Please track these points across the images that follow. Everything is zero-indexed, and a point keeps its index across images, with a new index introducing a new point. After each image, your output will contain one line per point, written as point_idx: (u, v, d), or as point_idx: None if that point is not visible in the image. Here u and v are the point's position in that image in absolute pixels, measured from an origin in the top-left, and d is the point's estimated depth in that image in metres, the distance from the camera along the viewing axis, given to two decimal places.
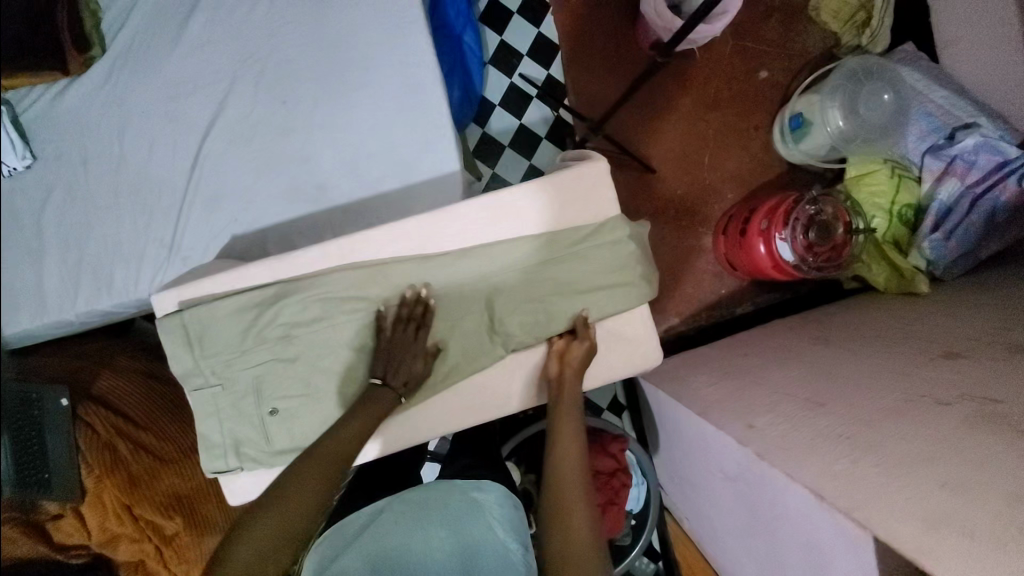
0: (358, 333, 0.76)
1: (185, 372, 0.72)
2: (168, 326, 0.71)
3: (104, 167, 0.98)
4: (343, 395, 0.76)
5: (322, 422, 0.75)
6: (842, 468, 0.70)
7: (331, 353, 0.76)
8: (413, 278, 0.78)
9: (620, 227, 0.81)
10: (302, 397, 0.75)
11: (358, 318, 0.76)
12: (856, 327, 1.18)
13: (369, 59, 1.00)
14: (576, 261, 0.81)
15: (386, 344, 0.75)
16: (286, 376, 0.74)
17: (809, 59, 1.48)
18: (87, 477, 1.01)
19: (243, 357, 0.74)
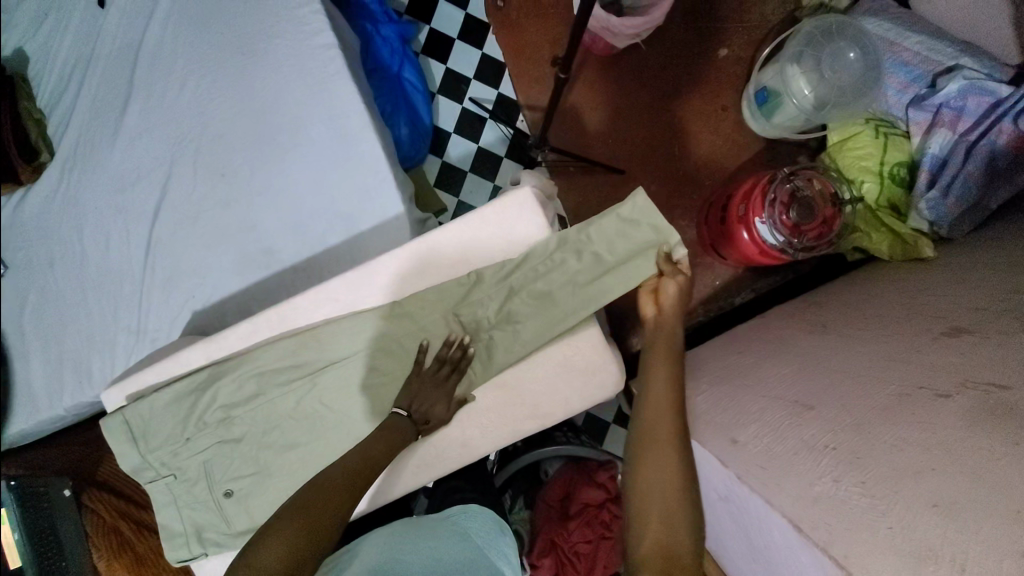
0: (300, 403, 0.75)
1: (137, 465, 0.73)
2: (110, 425, 0.72)
3: (67, 265, 1.02)
4: (292, 469, 0.75)
5: (274, 499, 0.74)
6: (821, 491, 0.63)
7: (275, 427, 0.75)
8: (342, 340, 0.76)
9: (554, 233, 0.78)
10: (255, 473, 0.75)
11: (296, 388, 0.75)
12: (857, 306, 1.08)
13: (298, 117, 1.00)
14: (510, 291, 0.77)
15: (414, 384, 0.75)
16: (234, 457, 0.75)
17: (769, 28, 1.40)
18: (98, 561, 1.05)
19: (190, 442, 0.74)
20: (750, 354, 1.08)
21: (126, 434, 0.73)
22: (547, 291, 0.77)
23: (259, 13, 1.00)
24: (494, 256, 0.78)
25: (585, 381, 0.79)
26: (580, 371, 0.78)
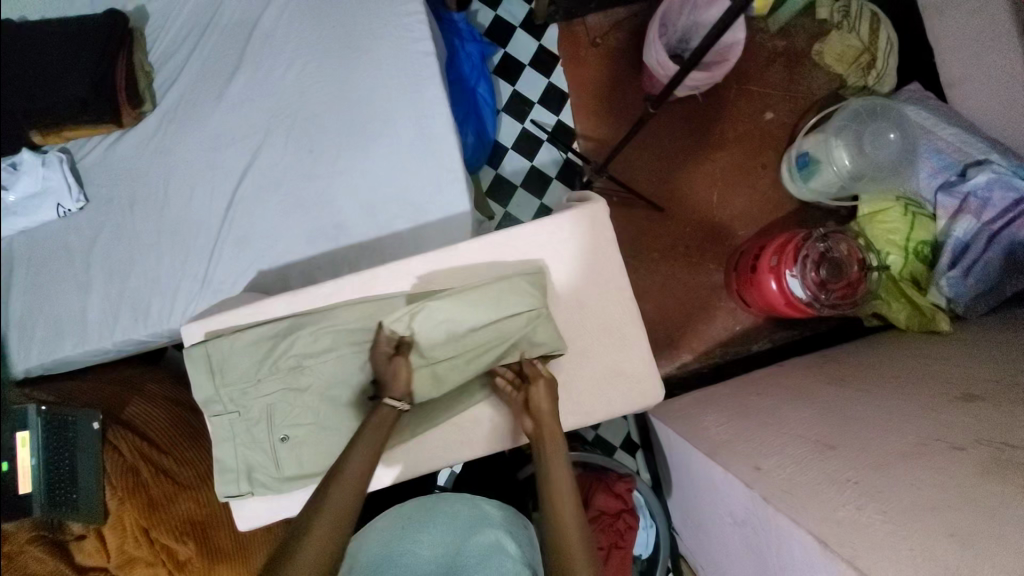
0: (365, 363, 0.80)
1: (208, 398, 0.79)
2: (194, 356, 0.78)
3: (150, 210, 1.08)
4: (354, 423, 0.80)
5: (329, 447, 0.79)
6: (844, 514, 0.68)
7: (339, 383, 0.80)
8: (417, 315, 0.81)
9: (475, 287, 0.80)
10: (316, 426, 0.80)
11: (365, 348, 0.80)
12: (875, 366, 1.15)
13: (386, 111, 1.08)
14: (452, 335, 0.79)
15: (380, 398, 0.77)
16: (297, 405, 0.79)
17: (814, 101, 1.52)
18: (110, 498, 1.07)
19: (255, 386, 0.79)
20: (769, 397, 1.13)
21: (205, 366, 0.79)
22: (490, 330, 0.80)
23: (369, 13, 1.10)
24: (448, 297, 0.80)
25: (626, 388, 0.83)
26: (625, 377, 0.83)
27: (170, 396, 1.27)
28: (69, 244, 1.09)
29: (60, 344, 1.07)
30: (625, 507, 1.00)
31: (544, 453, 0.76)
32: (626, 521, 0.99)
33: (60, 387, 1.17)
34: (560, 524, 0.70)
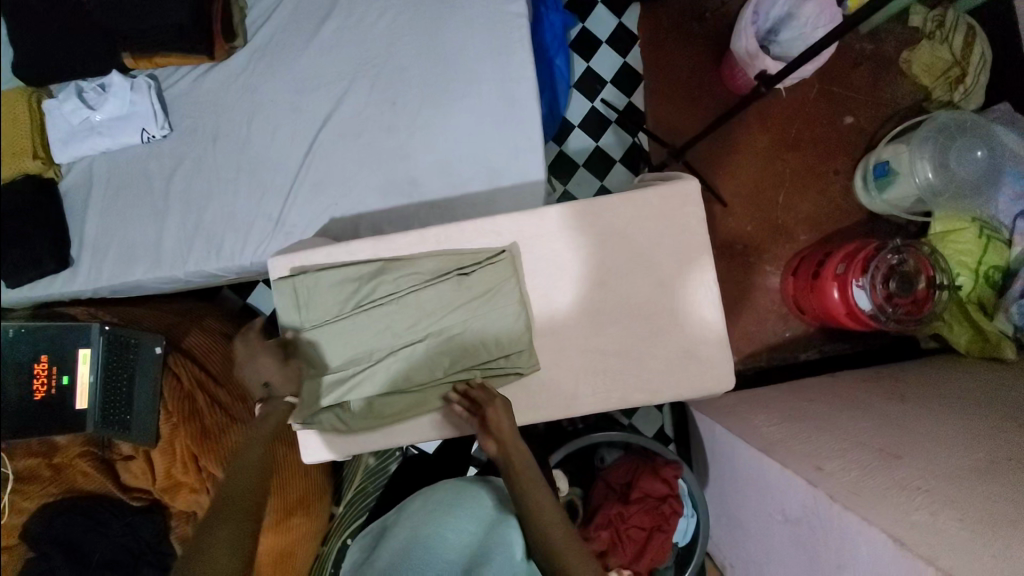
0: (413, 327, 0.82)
1: (291, 328, 0.82)
2: (281, 287, 0.81)
3: (230, 145, 1.10)
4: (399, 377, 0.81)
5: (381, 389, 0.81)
6: (918, 519, 0.67)
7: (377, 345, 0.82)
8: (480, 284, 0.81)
9: (477, 289, 0.81)
10: (352, 380, 0.81)
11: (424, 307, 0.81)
12: (934, 385, 1.12)
13: (473, 72, 1.08)
14: (437, 334, 0.81)
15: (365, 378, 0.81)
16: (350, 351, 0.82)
17: (896, 110, 1.47)
18: (164, 423, 1.11)
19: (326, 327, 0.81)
20: (822, 403, 1.11)
21: (291, 299, 0.81)
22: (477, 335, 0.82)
23: None
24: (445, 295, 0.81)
25: (698, 372, 0.83)
26: (699, 360, 0.83)
27: (225, 331, 1.29)
28: (148, 171, 1.11)
29: (132, 267, 1.09)
30: (672, 493, 0.99)
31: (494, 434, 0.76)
32: (672, 506, 0.98)
33: (122, 310, 1.20)
34: (527, 490, 0.74)
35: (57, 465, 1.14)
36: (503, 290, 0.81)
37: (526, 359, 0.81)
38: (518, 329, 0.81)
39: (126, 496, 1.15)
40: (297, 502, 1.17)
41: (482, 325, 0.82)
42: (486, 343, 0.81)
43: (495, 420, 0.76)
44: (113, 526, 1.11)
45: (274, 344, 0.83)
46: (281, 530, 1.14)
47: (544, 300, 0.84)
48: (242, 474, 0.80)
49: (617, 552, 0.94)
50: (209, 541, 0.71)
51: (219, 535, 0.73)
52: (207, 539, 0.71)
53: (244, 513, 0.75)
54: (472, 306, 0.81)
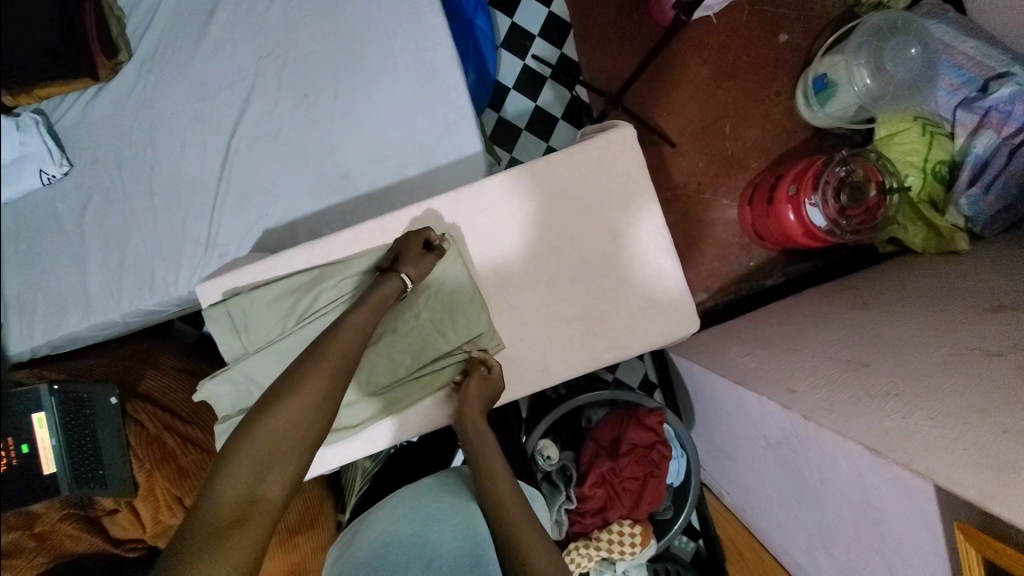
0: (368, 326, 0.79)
1: (235, 355, 0.77)
2: (214, 315, 0.76)
3: (140, 171, 1.02)
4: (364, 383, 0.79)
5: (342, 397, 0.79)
6: (891, 424, 0.68)
7: None
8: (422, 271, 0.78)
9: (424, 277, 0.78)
10: None
11: None
12: (897, 288, 1.14)
13: (388, 50, 1.02)
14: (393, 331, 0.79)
15: None
16: None
17: (828, 19, 1.44)
18: (139, 471, 1.07)
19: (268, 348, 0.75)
20: (791, 325, 1.13)
21: (227, 324, 0.76)
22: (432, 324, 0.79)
23: None
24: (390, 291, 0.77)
25: (663, 322, 0.82)
26: (661, 309, 0.82)
27: (185, 366, 1.24)
28: (58, 214, 1.03)
29: (64, 319, 1.02)
30: (657, 439, 0.99)
31: (467, 430, 0.76)
32: (660, 452, 0.99)
33: (70, 365, 1.14)
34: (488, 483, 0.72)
35: (40, 534, 1.10)
36: (451, 273, 0.79)
37: (489, 340, 0.79)
38: (472, 310, 0.78)
39: (120, 549, 1.13)
40: (298, 521, 1.20)
41: (435, 316, 0.79)
42: (443, 329, 0.79)
43: (467, 400, 0.76)
44: None
45: (215, 380, 0.75)
46: (287, 550, 1.17)
47: (497, 275, 0.82)
48: (317, 375, 0.66)
49: (615, 504, 0.98)
50: (260, 434, 0.62)
51: (270, 437, 0.62)
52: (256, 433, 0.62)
53: (295, 416, 0.64)
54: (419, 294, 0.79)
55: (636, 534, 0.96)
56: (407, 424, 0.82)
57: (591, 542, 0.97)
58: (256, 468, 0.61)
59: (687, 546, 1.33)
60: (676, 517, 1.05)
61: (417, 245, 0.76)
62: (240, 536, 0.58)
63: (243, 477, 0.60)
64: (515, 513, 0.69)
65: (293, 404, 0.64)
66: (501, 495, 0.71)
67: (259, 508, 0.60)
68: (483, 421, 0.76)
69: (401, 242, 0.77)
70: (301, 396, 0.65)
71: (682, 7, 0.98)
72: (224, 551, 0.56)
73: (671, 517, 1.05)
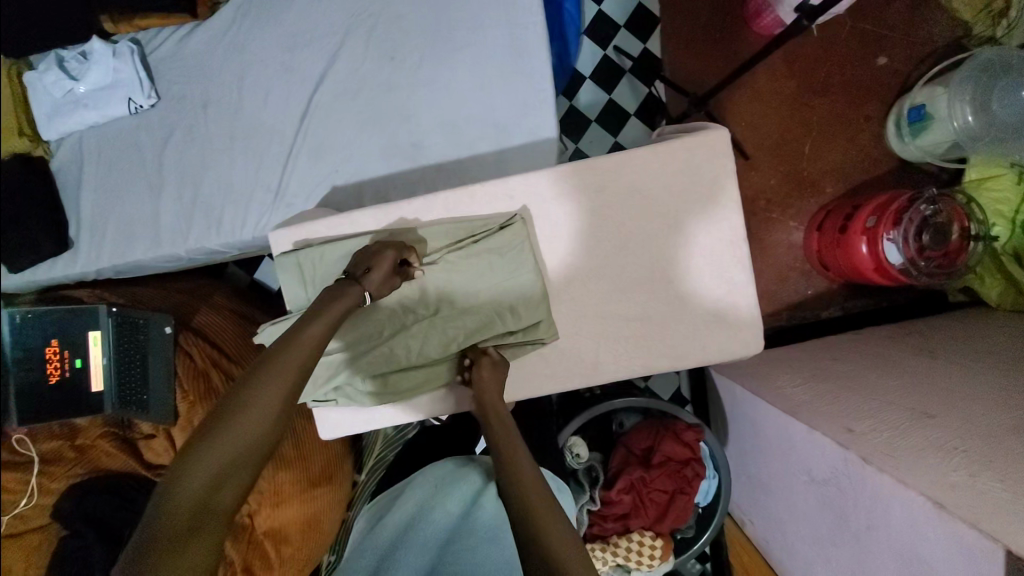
0: (429, 295, 0.78)
1: (298, 304, 0.78)
2: (285, 262, 0.77)
3: (221, 112, 1.04)
4: (416, 352, 0.78)
5: (391, 364, 0.79)
6: (957, 479, 0.65)
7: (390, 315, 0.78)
8: (494, 247, 0.76)
9: (495, 255, 0.76)
10: (367, 351, 0.78)
11: (438, 275, 0.77)
12: (965, 340, 1.08)
13: (480, 24, 1.01)
14: (453, 304, 0.78)
15: (379, 351, 0.78)
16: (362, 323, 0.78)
17: (933, 50, 1.36)
18: (182, 401, 1.11)
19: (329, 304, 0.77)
20: (846, 361, 1.08)
21: (295, 274, 0.77)
22: (495, 303, 0.78)
23: None
24: (462, 263, 0.77)
25: (725, 340, 0.79)
26: (726, 325, 0.79)
27: (237, 310, 1.28)
28: (140, 143, 1.06)
29: (133, 246, 1.06)
30: (694, 456, 0.97)
31: (489, 417, 0.74)
32: (694, 469, 0.96)
33: (131, 291, 1.19)
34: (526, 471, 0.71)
35: (80, 446, 1.19)
36: (522, 255, 0.77)
37: (549, 328, 0.78)
38: (535, 295, 0.77)
39: (151, 473, 1.20)
40: (320, 474, 1.24)
41: (499, 295, 0.78)
42: (504, 314, 0.77)
43: (484, 389, 0.75)
44: (141, 503, 1.16)
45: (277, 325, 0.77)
46: (307, 500, 1.21)
47: (565, 263, 0.79)
48: (270, 393, 0.67)
49: (638, 514, 0.96)
50: (221, 441, 0.64)
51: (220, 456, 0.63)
52: (204, 450, 0.63)
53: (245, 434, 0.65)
54: (488, 271, 0.77)
55: (657, 548, 0.94)
56: (455, 398, 0.83)
57: (608, 546, 0.96)
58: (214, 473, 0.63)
59: (696, 568, 1.29)
60: (697, 538, 1.03)
61: (388, 258, 0.73)
62: (192, 540, 0.61)
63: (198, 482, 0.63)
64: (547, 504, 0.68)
65: (246, 422, 0.65)
66: (520, 475, 0.69)
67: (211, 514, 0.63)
68: (505, 411, 0.75)
69: (373, 250, 0.74)
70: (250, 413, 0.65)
71: (806, 12, 0.92)
72: (179, 554, 0.60)
73: (692, 537, 1.02)
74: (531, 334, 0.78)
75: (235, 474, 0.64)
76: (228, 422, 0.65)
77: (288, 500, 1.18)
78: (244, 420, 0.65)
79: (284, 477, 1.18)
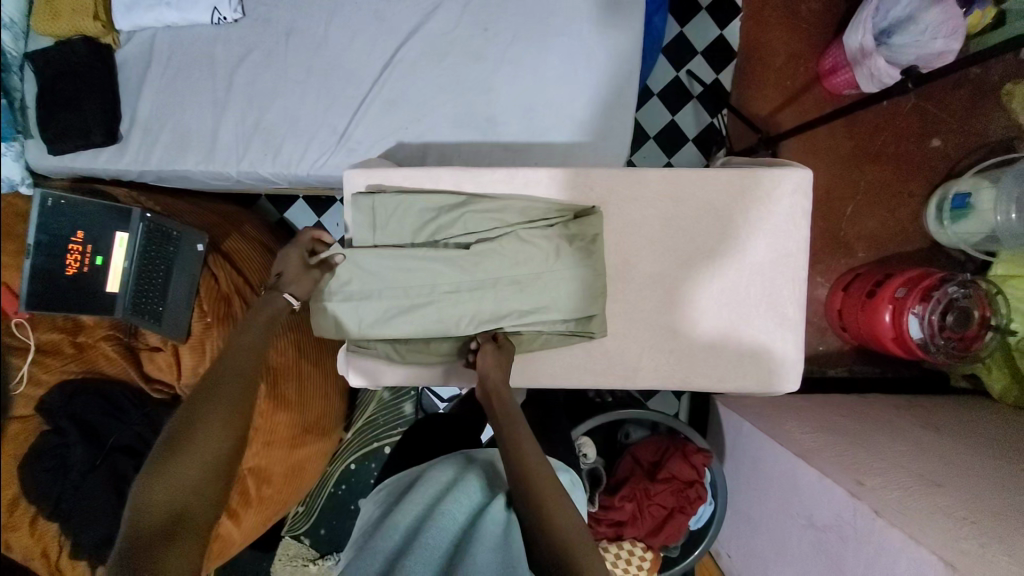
0: (490, 267, 0.76)
1: (364, 248, 0.78)
2: (359, 203, 0.77)
3: (304, 44, 1.03)
4: (467, 320, 0.77)
5: (442, 330, 0.78)
6: (967, 546, 0.67)
7: (448, 278, 0.77)
8: (567, 235, 0.77)
9: (567, 242, 0.77)
10: (416, 308, 0.78)
11: (505, 249, 0.76)
12: (969, 423, 1.11)
13: (578, 15, 1.01)
14: (514, 281, 0.77)
15: (429, 312, 0.77)
16: (429, 279, 0.77)
17: (987, 143, 1.40)
18: (196, 321, 1.10)
19: (404, 259, 0.77)
20: (854, 420, 1.11)
21: (368, 216, 0.77)
22: (555, 289, 0.77)
23: None
24: (530, 243, 0.76)
25: (764, 372, 0.80)
26: (768, 359, 0.80)
27: (265, 241, 1.26)
28: (213, 55, 1.04)
29: (184, 155, 1.04)
30: (698, 480, 0.99)
31: (490, 400, 0.74)
32: (696, 493, 0.99)
33: (165, 202, 1.17)
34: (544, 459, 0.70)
35: (80, 344, 1.16)
36: (593, 247, 0.77)
37: (600, 325, 0.78)
38: (596, 290, 0.77)
39: (147, 387, 1.16)
40: (314, 423, 1.24)
41: (563, 283, 0.77)
42: (558, 302, 0.77)
43: (488, 372, 0.75)
44: (131, 414, 1.14)
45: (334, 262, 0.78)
46: (297, 447, 1.20)
47: (627, 264, 0.80)
48: (217, 400, 0.72)
49: (633, 524, 0.97)
50: (181, 451, 0.67)
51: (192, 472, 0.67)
52: (170, 463, 0.66)
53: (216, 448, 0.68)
54: (555, 256, 0.77)
55: (646, 560, 0.97)
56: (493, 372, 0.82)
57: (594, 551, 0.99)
58: (180, 482, 0.66)
59: None
60: (680, 558, 1.05)
61: (295, 256, 0.84)
62: (179, 539, 0.63)
63: (165, 493, 0.65)
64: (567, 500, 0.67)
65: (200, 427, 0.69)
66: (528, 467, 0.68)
67: (189, 518, 0.65)
68: (507, 392, 0.75)
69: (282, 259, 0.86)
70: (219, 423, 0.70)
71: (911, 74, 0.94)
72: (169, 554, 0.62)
73: (676, 556, 1.04)
74: (581, 327, 0.78)
75: (205, 477, 0.68)
76: (186, 434, 0.69)
77: (278, 442, 1.16)
78: (201, 426, 0.69)
79: (282, 418, 1.15)
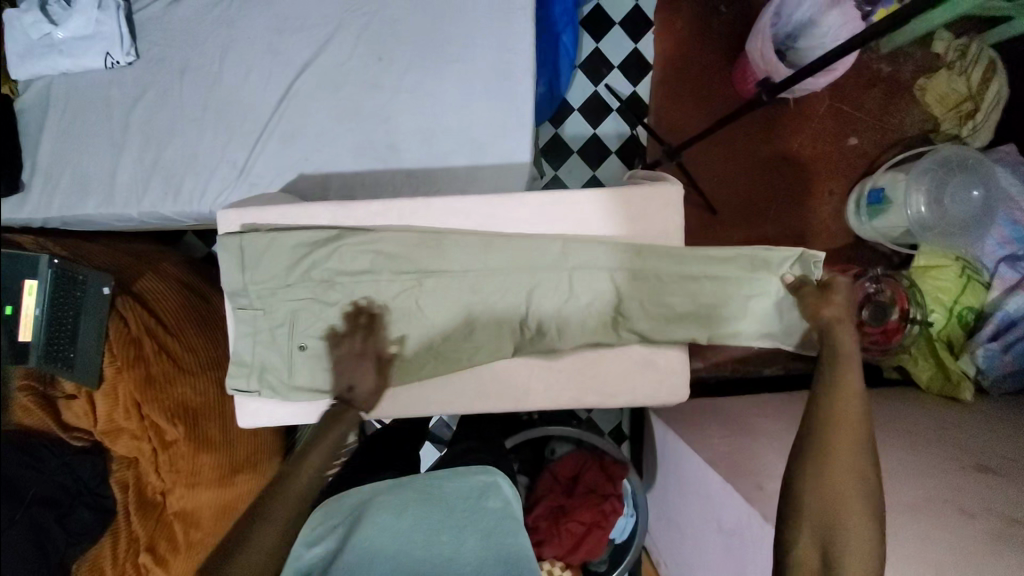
0: (374, 300, 0.78)
1: (235, 289, 0.78)
2: (227, 244, 0.76)
3: (199, 82, 1.03)
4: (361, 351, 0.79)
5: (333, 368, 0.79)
6: None
7: (331, 314, 0.78)
8: (445, 262, 0.78)
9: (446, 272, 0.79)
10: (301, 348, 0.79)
11: (389, 284, 0.78)
12: (888, 416, 1.11)
13: (472, 40, 1.03)
14: (399, 313, 0.79)
15: (317, 350, 0.79)
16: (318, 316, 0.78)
17: (901, 139, 1.43)
18: (108, 366, 1.08)
19: (287, 312, 0.79)
20: (776, 420, 1.12)
21: (236, 257, 0.76)
22: (439, 317, 0.79)
23: None
24: (409, 274, 0.78)
25: (652, 383, 0.83)
26: (656, 369, 0.83)
27: (182, 279, 1.26)
28: (109, 98, 1.04)
29: (84, 200, 1.03)
30: (615, 492, 0.99)
31: (838, 366, 0.69)
32: (612, 505, 0.99)
33: (77, 246, 1.16)
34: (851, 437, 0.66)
35: None
36: (472, 275, 0.78)
37: (488, 350, 0.80)
38: (478, 314, 0.79)
39: (65, 435, 1.14)
40: (244, 461, 1.23)
41: (444, 313, 0.79)
42: (441, 329, 0.79)
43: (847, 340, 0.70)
44: (50, 463, 1.12)
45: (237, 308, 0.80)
46: (225, 486, 1.18)
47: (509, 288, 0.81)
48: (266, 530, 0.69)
49: (552, 543, 0.97)
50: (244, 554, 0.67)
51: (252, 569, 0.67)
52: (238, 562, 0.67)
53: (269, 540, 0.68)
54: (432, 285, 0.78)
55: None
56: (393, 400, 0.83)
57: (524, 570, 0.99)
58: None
59: None
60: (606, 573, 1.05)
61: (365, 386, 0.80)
62: None
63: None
64: (841, 450, 0.66)
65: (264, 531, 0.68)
66: (838, 421, 0.67)
67: None
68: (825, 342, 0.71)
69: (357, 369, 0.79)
70: (307, 465, 0.74)
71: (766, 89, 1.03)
72: None
73: (602, 571, 1.04)
74: (473, 354, 0.79)
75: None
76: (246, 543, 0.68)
77: (204, 483, 1.15)
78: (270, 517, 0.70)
79: (207, 459, 1.15)
